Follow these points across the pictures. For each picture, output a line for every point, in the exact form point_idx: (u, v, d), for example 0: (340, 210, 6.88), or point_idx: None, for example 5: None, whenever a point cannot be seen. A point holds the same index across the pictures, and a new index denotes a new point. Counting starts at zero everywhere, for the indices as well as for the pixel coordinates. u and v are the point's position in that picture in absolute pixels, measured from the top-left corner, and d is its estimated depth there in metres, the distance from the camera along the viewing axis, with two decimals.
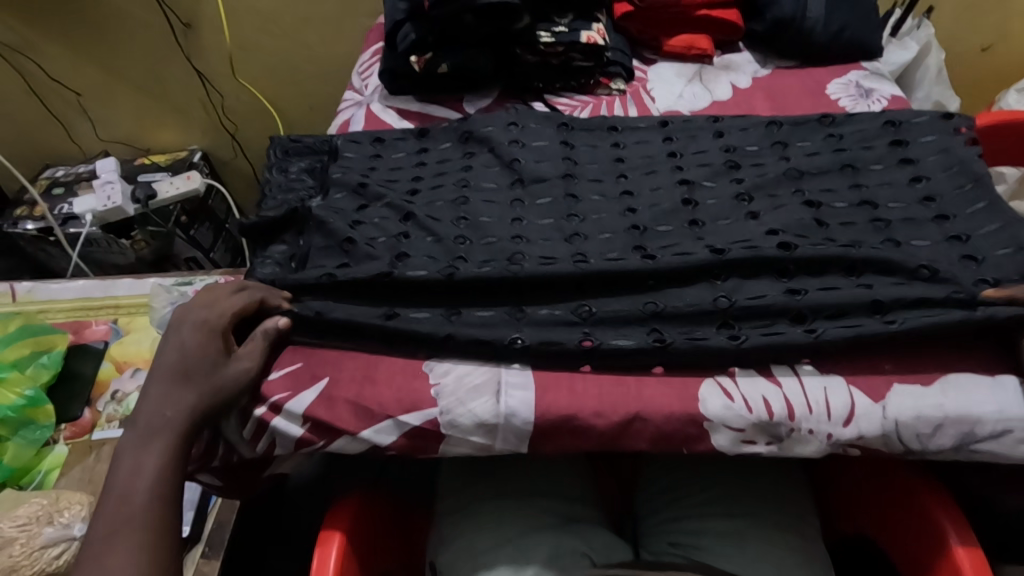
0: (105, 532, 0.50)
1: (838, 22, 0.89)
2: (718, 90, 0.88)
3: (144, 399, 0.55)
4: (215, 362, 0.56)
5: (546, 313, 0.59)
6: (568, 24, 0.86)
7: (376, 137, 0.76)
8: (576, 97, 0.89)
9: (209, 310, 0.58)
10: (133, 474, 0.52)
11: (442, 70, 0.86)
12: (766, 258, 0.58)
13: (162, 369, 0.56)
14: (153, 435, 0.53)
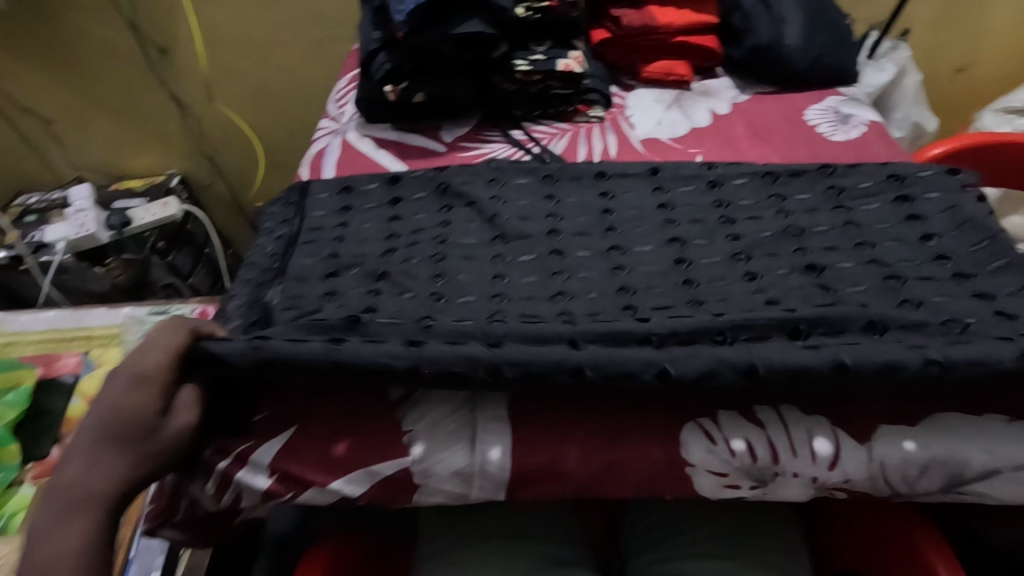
0: None
1: (816, 48, 0.89)
2: (697, 116, 0.87)
3: (66, 467, 0.49)
4: (155, 429, 0.49)
5: (534, 364, 0.51)
6: (545, 51, 0.85)
7: (346, 186, 0.75)
8: (553, 124, 0.88)
9: (138, 361, 0.51)
10: (43, 565, 0.45)
11: (418, 99, 0.84)
12: (770, 321, 0.54)
13: (92, 436, 0.49)
14: (75, 513, 0.47)
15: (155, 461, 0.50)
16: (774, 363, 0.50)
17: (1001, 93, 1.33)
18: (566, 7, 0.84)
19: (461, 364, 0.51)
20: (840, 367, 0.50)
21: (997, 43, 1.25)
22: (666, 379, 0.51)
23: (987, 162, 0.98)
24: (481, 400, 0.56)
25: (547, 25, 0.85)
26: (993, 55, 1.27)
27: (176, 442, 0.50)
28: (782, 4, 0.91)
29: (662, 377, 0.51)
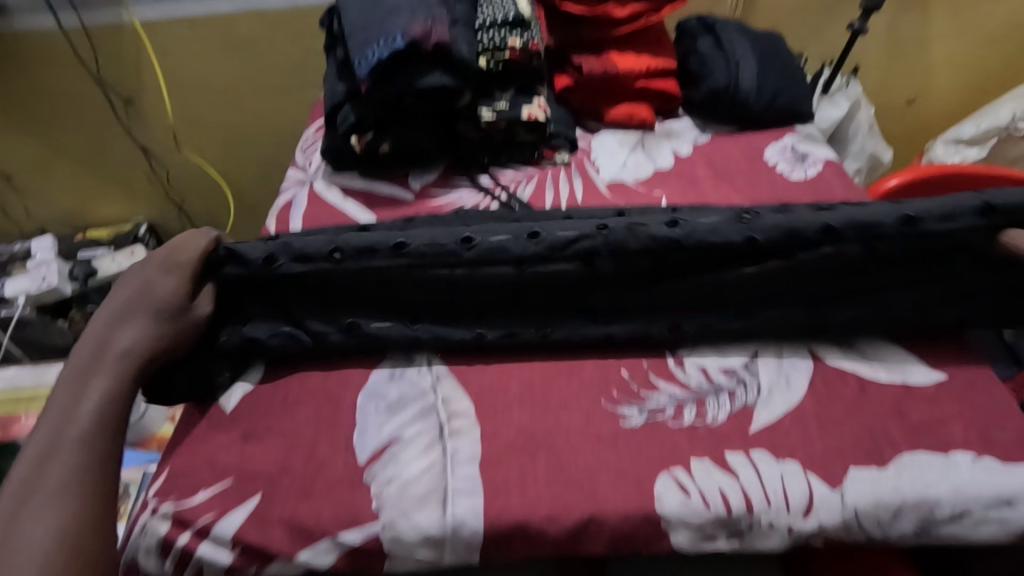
0: (38, 453, 0.51)
1: (771, 89, 0.92)
2: (659, 158, 0.89)
3: (87, 338, 0.58)
4: (173, 301, 0.59)
5: (497, 235, 0.63)
6: (509, 99, 0.86)
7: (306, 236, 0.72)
8: (521, 169, 0.89)
9: (170, 252, 0.62)
10: (71, 403, 0.53)
11: (384, 150, 0.84)
12: (712, 224, 0.62)
13: (119, 310, 0.59)
14: (98, 369, 0.55)
15: (172, 329, 0.59)
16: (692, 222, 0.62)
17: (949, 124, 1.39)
18: (527, 56, 0.84)
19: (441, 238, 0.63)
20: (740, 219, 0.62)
21: (944, 76, 1.31)
22: (604, 231, 0.62)
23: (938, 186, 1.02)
24: (448, 430, 0.58)
25: (510, 73, 0.87)
26: (940, 87, 1.32)
27: (195, 317, 0.61)
28: (738, 48, 0.94)
29: (602, 230, 0.62)
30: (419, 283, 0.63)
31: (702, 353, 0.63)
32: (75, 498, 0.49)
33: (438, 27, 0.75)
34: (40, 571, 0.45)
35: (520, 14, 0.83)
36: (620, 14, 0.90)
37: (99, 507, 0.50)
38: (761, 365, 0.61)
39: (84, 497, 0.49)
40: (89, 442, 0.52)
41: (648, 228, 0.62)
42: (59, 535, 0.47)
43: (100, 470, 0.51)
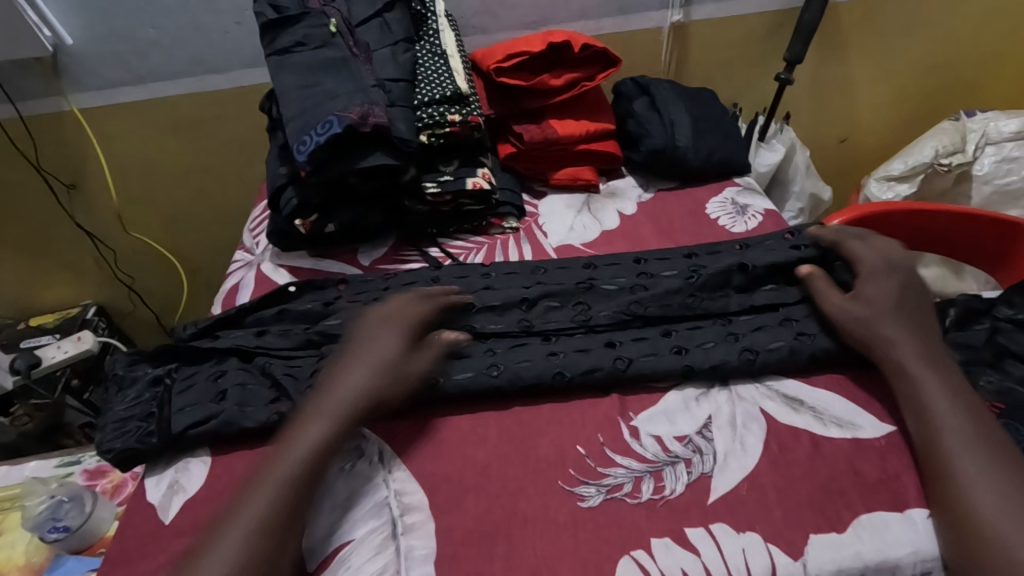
0: (249, 485, 0.54)
1: (708, 145, 0.94)
2: (605, 219, 0.91)
3: (328, 375, 0.62)
4: (395, 358, 0.63)
5: (456, 274, 0.81)
6: (453, 171, 0.87)
7: (260, 330, 0.77)
8: (470, 239, 0.90)
9: (400, 314, 0.67)
10: (293, 440, 0.57)
11: (330, 230, 0.84)
12: (618, 260, 0.80)
13: (351, 353, 0.64)
14: (318, 411, 0.59)
15: (393, 381, 0.62)
16: (602, 260, 0.81)
17: (881, 158, 1.47)
18: (468, 130, 0.86)
19: (413, 279, 0.81)
20: (638, 258, 0.80)
21: (871, 116, 1.38)
22: (537, 270, 0.80)
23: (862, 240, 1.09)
24: (402, 520, 0.56)
25: (453, 146, 0.88)
26: (869, 126, 1.40)
27: (420, 371, 0.64)
28: (671, 110, 0.96)
29: (536, 270, 0.80)
30: None
31: (655, 422, 0.62)
32: (267, 534, 0.51)
33: (376, 110, 0.76)
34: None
35: (458, 90, 0.85)
36: (557, 83, 0.91)
37: (281, 551, 0.51)
38: (715, 431, 0.61)
39: (270, 541, 0.50)
40: (291, 486, 0.53)
41: (564, 266, 0.80)
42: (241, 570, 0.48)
43: (294, 513, 0.52)
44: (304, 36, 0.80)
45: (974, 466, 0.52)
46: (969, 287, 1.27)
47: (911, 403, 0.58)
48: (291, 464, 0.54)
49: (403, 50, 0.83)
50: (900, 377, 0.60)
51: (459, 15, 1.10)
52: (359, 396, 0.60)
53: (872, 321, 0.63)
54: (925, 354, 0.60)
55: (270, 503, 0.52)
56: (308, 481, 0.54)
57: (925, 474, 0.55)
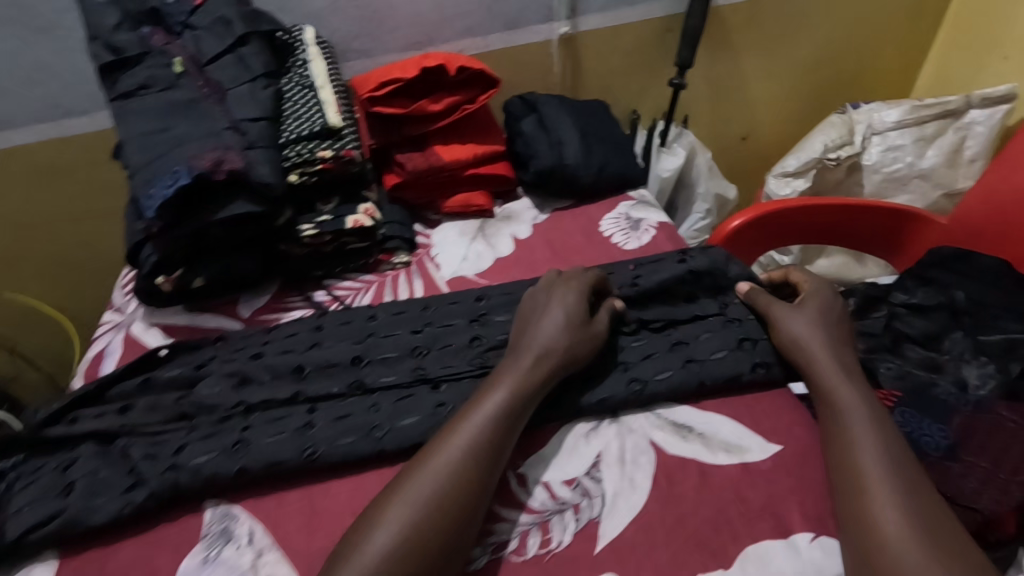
0: (425, 453, 0.55)
1: (598, 160, 0.93)
2: (499, 245, 0.88)
3: (513, 338, 0.64)
4: (579, 315, 0.65)
5: (342, 319, 0.76)
6: (332, 210, 0.83)
7: (126, 405, 0.69)
8: (358, 278, 0.86)
9: (580, 280, 0.69)
10: (476, 404, 0.58)
11: (198, 284, 0.77)
12: (507, 291, 0.77)
13: (528, 319, 0.66)
14: (497, 379, 0.60)
15: (569, 340, 0.63)
16: (492, 292, 0.78)
17: (782, 152, 1.51)
18: (342, 166, 0.81)
19: (296, 328, 0.76)
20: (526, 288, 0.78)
21: (767, 113, 1.41)
22: (426, 308, 0.76)
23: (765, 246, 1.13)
24: None
25: (331, 184, 0.83)
26: (767, 122, 1.43)
27: (593, 331, 0.65)
28: (560, 127, 0.94)
29: (425, 307, 0.77)
30: (269, 386, 0.69)
31: (544, 466, 0.59)
32: (441, 498, 0.51)
33: (231, 155, 0.70)
34: (399, 536, 0.49)
35: (327, 125, 0.80)
36: (436, 109, 0.87)
37: (457, 515, 0.51)
38: (604, 470, 0.59)
39: (452, 498, 0.51)
40: (474, 447, 0.54)
41: (453, 302, 0.77)
42: (408, 531, 0.49)
43: (476, 473, 0.53)
44: (147, 78, 0.74)
45: (886, 487, 0.51)
46: (870, 272, 1.31)
47: (828, 416, 0.59)
48: (471, 429, 0.55)
49: (263, 86, 0.77)
50: (824, 390, 0.60)
51: (338, 39, 1.04)
52: (544, 359, 0.61)
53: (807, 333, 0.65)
54: (848, 374, 0.61)
55: (443, 471, 0.53)
56: (492, 443, 0.55)
57: (835, 494, 0.54)
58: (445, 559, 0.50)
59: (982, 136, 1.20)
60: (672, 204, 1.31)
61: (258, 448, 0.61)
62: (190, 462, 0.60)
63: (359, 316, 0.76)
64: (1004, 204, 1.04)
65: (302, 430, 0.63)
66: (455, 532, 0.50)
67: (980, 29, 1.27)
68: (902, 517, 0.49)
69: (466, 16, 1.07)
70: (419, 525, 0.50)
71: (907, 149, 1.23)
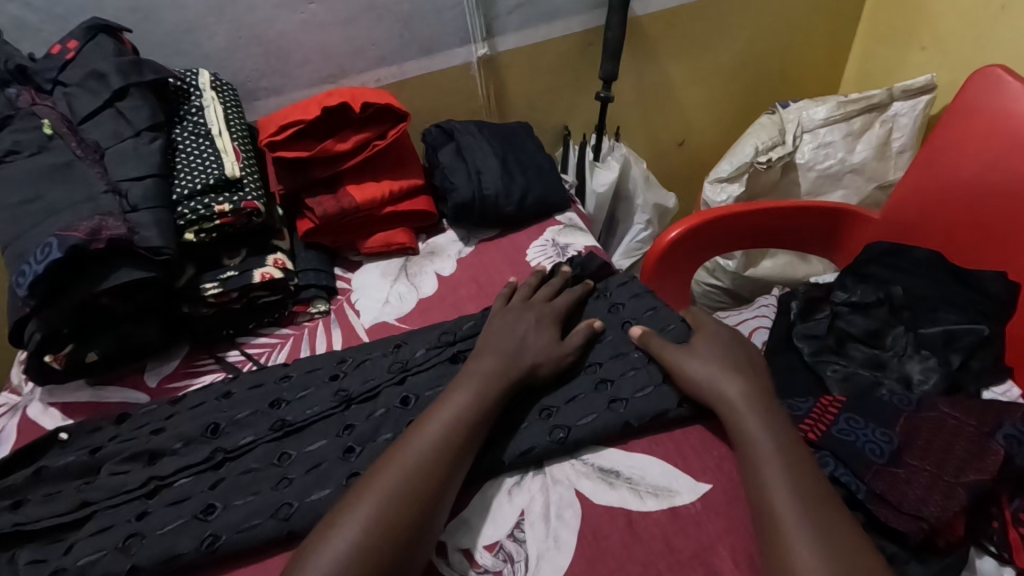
0: (388, 459, 0.55)
1: (520, 187, 0.90)
2: (423, 284, 0.85)
3: (477, 348, 0.66)
4: (546, 339, 0.66)
5: (253, 382, 0.72)
6: (239, 264, 0.78)
7: (14, 502, 0.63)
8: (274, 333, 0.82)
9: (548, 304, 0.71)
10: (440, 408, 0.58)
11: (93, 358, 0.72)
12: (427, 336, 0.74)
13: (492, 336, 0.67)
14: (461, 382, 0.61)
15: (534, 355, 0.64)
16: (413, 339, 0.75)
17: (719, 155, 1.51)
18: (245, 218, 0.76)
19: (203, 397, 0.71)
20: (446, 329, 0.75)
21: (701, 119, 1.41)
22: (343, 364, 0.73)
23: (709, 252, 1.11)
24: None
25: (235, 236, 0.78)
26: (701, 129, 1.43)
27: (561, 351, 0.66)
28: (478, 156, 0.91)
29: (341, 361, 0.73)
30: (171, 465, 0.63)
31: (463, 531, 0.55)
32: (404, 495, 0.51)
33: (110, 221, 0.65)
34: (357, 537, 0.48)
35: (224, 175, 0.75)
36: (343, 148, 0.83)
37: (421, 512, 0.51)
38: (528, 529, 0.55)
39: (413, 498, 0.51)
40: (437, 447, 0.55)
41: (368, 354, 0.73)
42: (367, 533, 0.49)
43: (438, 471, 0.54)
44: (14, 143, 0.69)
45: (802, 527, 0.50)
46: (814, 270, 1.31)
47: (739, 450, 0.57)
48: (438, 424, 0.57)
49: (148, 140, 0.72)
50: (730, 423, 0.58)
51: (244, 79, 0.98)
52: (509, 367, 0.62)
53: (704, 363, 0.62)
54: (755, 402, 0.59)
55: (403, 471, 0.53)
56: (454, 444, 0.55)
57: (760, 545, 0.51)
58: (401, 559, 0.49)
59: (907, 128, 1.22)
60: (613, 217, 1.29)
61: (151, 542, 0.56)
62: (76, 566, 0.55)
63: (270, 378, 0.72)
64: (928, 199, 1.04)
65: (203, 516, 0.58)
66: (411, 534, 0.50)
67: (896, 23, 1.28)
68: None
69: (377, 45, 1.03)
70: (378, 526, 0.49)
71: (837, 145, 1.23)
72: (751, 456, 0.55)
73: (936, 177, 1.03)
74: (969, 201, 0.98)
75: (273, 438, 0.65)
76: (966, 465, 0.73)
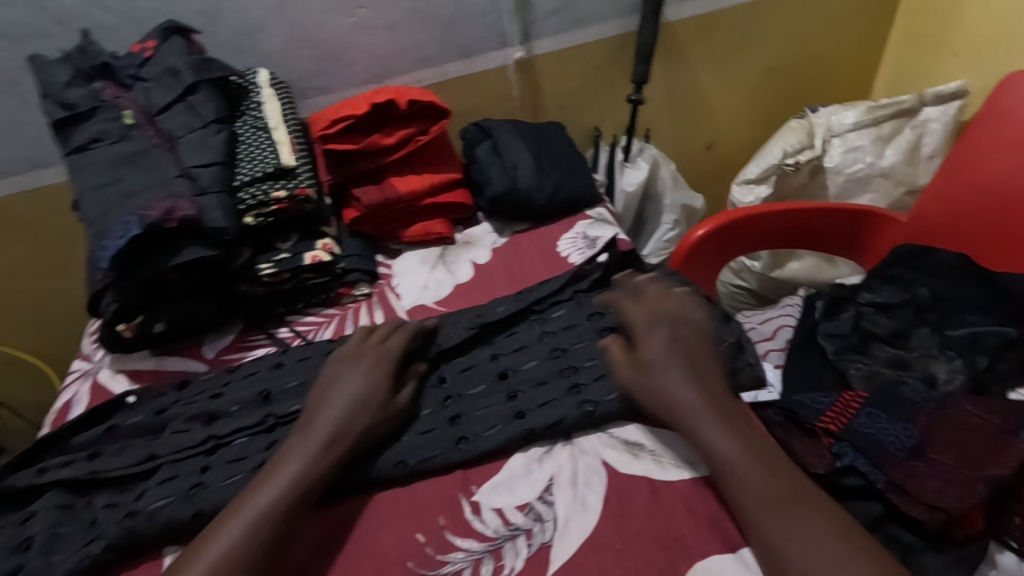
0: (245, 507, 0.54)
1: (552, 182, 0.95)
2: (459, 271, 0.90)
3: (308, 409, 0.63)
4: (377, 393, 0.64)
5: (302, 355, 0.78)
6: (291, 247, 0.85)
7: (92, 453, 0.70)
8: (320, 312, 0.88)
9: (384, 348, 0.69)
10: (275, 470, 0.57)
11: (160, 328, 0.79)
12: (464, 317, 0.78)
13: (325, 391, 0.64)
14: (289, 451, 0.59)
15: (367, 417, 0.62)
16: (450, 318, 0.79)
17: (747, 158, 1.53)
18: (297, 204, 0.82)
19: (257, 368, 0.77)
20: (480, 312, 0.79)
21: (730, 124, 1.44)
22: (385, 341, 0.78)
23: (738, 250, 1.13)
24: None
25: (288, 222, 0.85)
26: (729, 133, 1.46)
27: (394, 408, 0.64)
28: (513, 152, 0.97)
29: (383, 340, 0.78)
30: (230, 426, 0.69)
31: (497, 492, 0.61)
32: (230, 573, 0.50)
33: (182, 202, 0.72)
34: None
35: (282, 164, 0.82)
36: (389, 142, 0.89)
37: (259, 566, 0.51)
38: (557, 494, 0.59)
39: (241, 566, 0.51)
40: (266, 515, 0.53)
41: None
42: None
43: (265, 540, 0.52)
44: (99, 132, 0.77)
45: (768, 508, 0.52)
46: (841, 273, 1.32)
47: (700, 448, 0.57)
48: (274, 488, 0.55)
49: (215, 132, 0.79)
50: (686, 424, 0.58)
51: (297, 78, 1.05)
52: (337, 436, 0.60)
53: (659, 359, 0.61)
54: (710, 403, 0.59)
55: (241, 534, 0.52)
56: (282, 516, 0.54)
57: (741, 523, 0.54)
58: None
59: (937, 133, 1.22)
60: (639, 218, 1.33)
61: (213, 492, 0.62)
62: (148, 509, 0.61)
63: (318, 351, 0.78)
64: (957, 202, 1.05)
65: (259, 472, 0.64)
66: None
67: (928, 30, 1.29)
68: (815, 571, 0.48)
69: (421, 47, 1.09)
70: None
71: (866, 149, 1.25)
72: (712, 453, 0.56)
73: (966, 181, 1.03)
74: (998, 205, 0.99)
75: None
76: (986, 460, 0.74)
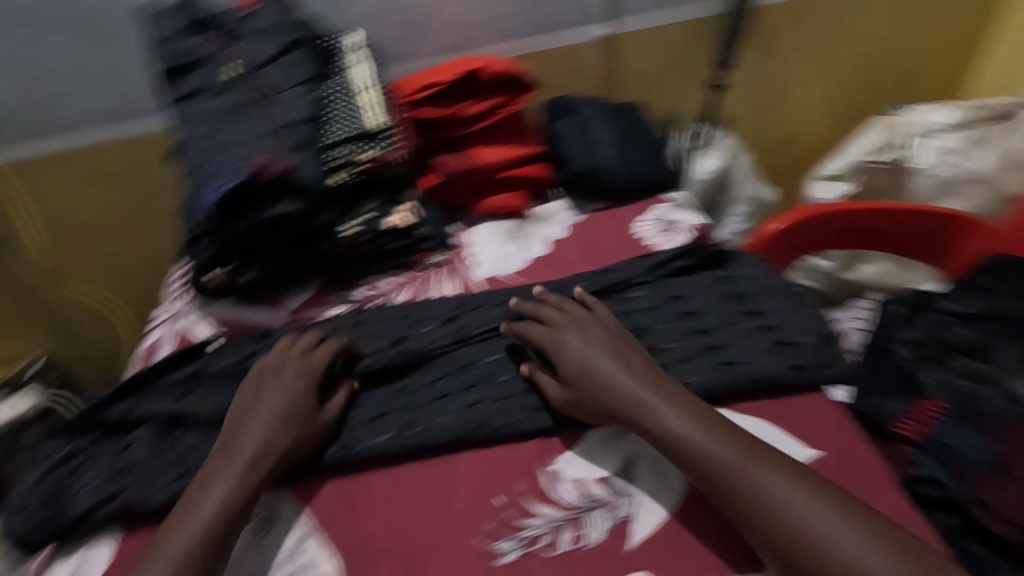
0: (184, 524, 0.55)
1: (634, 163, 0.94)
2: (534, 246, 0.90)
3: (228, 428, 0.62)
4: (302, 407, 0.63)
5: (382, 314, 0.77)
6: (374, 209, 0.86)
7: (182, 393, 0.72)
8: (397, 275, 0.89)
9: (305, 362, 0.67)
10: (202, 489, 0.57)
11: (245, 279, 0.82)
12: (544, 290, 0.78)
13: (246, 411, 0.63)
14: (212, 474, 0.59)
15: (287, 435, 0.61)
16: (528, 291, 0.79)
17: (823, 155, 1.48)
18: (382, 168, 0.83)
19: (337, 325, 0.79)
20: (558, 286, 0.78)
21: (809, 117, 1.39)
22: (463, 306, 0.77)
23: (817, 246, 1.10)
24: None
25: (372, 185, 0.85)
26: (807, 127, 1.41)
27: (320, 421, 0.64)
28: (596, 129, 0.96)
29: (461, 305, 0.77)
30: None
31: (577, 464, 0.63)
32: None
33: (277, 158, 0.74)
34: None
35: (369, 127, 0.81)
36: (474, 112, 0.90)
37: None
38: (637, 470, 0.62)
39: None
40: (199, 534, 0.54)
41: (487, 298, 0.78)
42: None
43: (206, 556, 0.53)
44: (200, 84, 0.81)
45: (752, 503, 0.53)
46: (916, 280, 1.26)
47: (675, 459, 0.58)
48: (209, 506, 0.56)
49: (310, 91, 0.80)
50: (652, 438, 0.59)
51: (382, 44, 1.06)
52: (258, 458, 0.59)
53: (602, 378, 0.62)
54: (673, 411, 0.59)
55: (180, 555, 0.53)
56: (216, 536, 0.55)
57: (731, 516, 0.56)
58: None
59: None
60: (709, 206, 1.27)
61: None
62: None
63: (396, 312, 0.78)
64: None
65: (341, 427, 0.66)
66: None
67: None
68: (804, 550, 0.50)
69: (506, 19, 1.08)
70: None
71: (959, 151, 1.19)
72: (688, 458, 0.57)
73: None
74: None
75: (399, 365, 0.71)
76: None
